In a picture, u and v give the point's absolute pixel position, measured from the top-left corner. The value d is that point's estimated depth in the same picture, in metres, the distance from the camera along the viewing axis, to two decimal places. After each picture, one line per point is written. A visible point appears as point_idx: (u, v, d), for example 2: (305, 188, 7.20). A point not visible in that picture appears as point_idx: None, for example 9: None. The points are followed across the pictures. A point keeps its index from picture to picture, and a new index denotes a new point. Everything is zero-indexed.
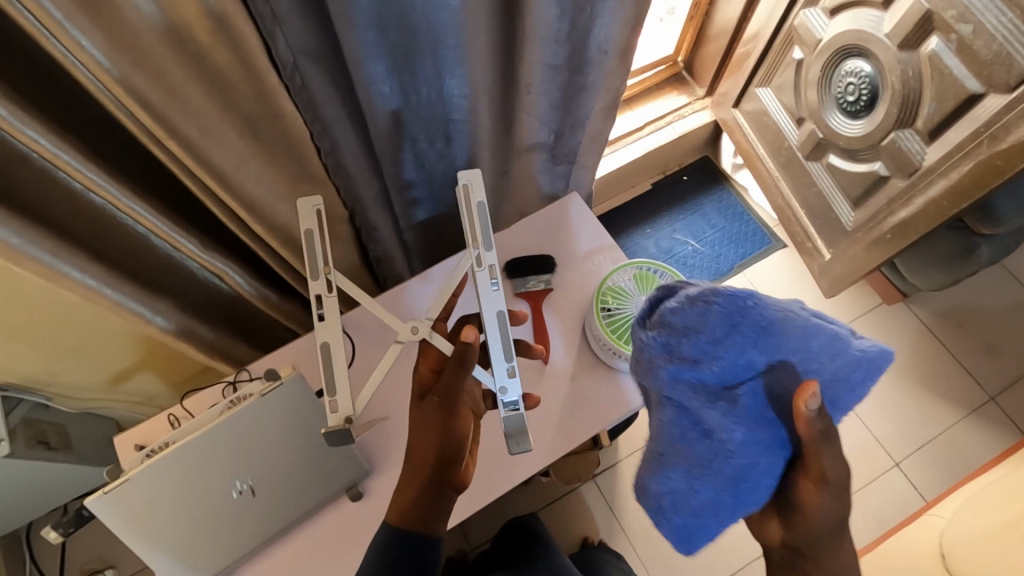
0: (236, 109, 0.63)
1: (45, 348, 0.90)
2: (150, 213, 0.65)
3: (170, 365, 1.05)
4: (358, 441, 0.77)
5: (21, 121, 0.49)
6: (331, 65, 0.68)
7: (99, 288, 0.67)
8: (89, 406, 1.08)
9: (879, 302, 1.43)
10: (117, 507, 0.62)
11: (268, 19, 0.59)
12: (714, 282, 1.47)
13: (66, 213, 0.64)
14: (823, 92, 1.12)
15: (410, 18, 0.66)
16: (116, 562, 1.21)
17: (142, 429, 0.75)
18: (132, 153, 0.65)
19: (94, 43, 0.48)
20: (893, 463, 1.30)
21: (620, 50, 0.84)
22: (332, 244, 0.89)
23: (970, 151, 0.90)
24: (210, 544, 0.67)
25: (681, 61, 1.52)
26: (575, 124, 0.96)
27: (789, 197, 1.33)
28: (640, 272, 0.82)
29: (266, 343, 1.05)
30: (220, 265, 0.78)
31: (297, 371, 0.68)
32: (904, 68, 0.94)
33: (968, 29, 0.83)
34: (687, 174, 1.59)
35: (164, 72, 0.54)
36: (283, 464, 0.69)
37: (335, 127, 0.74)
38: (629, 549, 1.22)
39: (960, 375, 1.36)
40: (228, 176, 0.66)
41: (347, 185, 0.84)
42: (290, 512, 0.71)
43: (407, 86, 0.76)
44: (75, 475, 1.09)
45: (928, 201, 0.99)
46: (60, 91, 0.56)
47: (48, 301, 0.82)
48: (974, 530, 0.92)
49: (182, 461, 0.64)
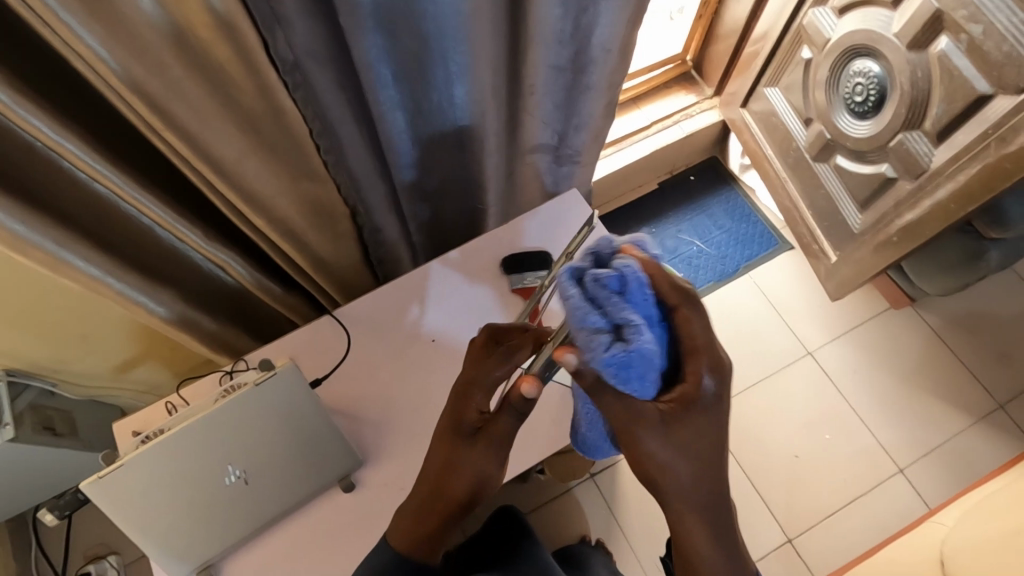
0: (234, 105, 0.63)
1: (49, 336, 0.92)
2: (150, 203, 0.66)
3: (173, 356, 1.07)
4: (353, 434, 0.77)
5: (23, 108, 0.50)
6: (336, 65, 0.68)
7: (101, 277, 0.68)
8: (95, 393, 1.10)
9: (886, 306, 1.42)
10: (110, 494, 0.63)
11: (269, 17, 0.59)
12: (719, 283, 1.46)
13: (70, 202, 0.65)
14: (832, 93, 1.10)
15: (419, 26, 0.66)
16: (119, 548, 1.22)
17: (140, 415, 0.76)
18: (134, 146, 0.66)
19: (91, 33, 0.49)
20: (898, 469, 1.28)
21: (621, 47, 0.84)
22: (332, 239, 0.89)
23: (978, 153, 0.88)
24: (204, 531, 0.69)
25: (690, 60, 1.50)
26: (578, 123, 0.95)
27: (796, 199, 1.31)
28: None
29: (269, 334, 1.06)
30: (221, 257, 0.79)
31: (293, 360, 0.69)
32: (913, 69, 0.93)
33: (978, 29, 0.82)
34: (694, 174, 1.58)
35: (162, 63, 0.55)
36: (278, 455, 0.70)
37: (338, 128, 0.74)
38: (627, 547, 1.20)
39: (967, 381, 1.34)
40: (228, 168, 0.67)
41: (351, 184, 0.84)
42: (284, 500, 0.72)
43: (417, 91, 0.76)
44: (78, 460, 1.10)
45: (936, 205, 0.98)
46: (62, 81, 0.57)
47: (52, 289, 0.83)
48: (976, 539, 0.91)
49: (175, 449, 0.64)
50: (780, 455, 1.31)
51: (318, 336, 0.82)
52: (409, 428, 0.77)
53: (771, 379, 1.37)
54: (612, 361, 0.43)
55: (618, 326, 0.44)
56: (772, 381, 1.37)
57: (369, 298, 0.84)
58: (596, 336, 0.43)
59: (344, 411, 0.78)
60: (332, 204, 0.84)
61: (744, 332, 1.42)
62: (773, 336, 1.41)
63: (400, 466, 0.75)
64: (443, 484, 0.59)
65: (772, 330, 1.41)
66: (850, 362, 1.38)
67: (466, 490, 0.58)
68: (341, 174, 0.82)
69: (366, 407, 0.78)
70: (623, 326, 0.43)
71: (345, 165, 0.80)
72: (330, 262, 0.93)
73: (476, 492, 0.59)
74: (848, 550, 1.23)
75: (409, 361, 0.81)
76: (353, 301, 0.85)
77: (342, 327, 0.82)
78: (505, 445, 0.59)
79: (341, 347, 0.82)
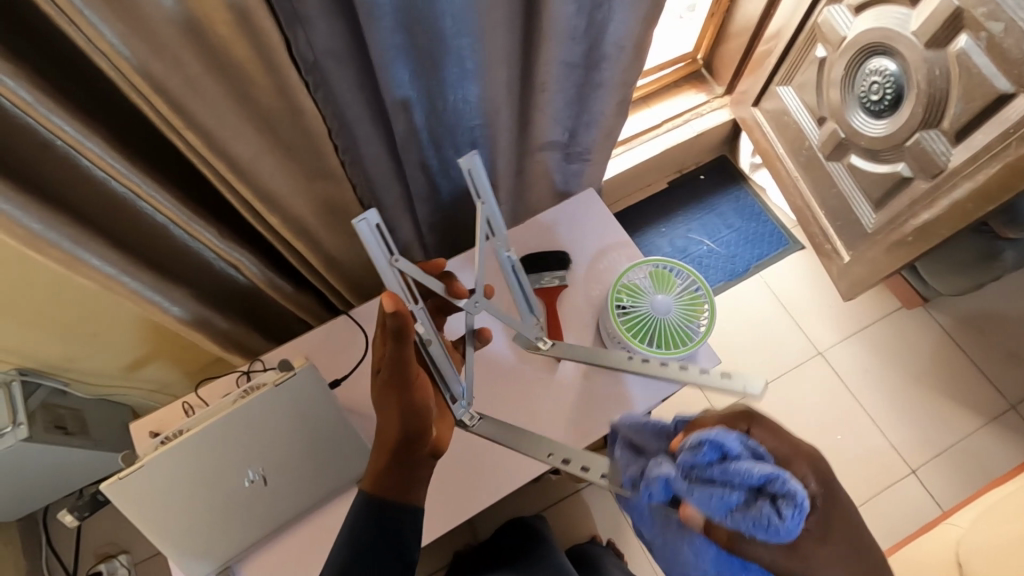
0: (253, 104, 0.63)
1: (62, 335, 0.92)
2: (167, 202, 0.65)
3: (185, 354, 1.06)
4: (370, 435, 0.77)
5: (44, 106, 0.50)
6: (355, 63, 0.68)
7: (117, 276, 0.68)
8: (107, 392, 1.10)
9: (898, 306, 1.41)
10: (129, 496, 0.63)
11: (289, 15, 0.59)
12: (730, 283, 1.45)
13: (87, 201, 0.65)
14: (846, 91, 1.10)
15: (437, 24, 0.66)
16: (130, 547, 1.22)
17: (156, 415, 0.76)
18: (152, 145, 0.65)
19: (114, 31, 0.49)
20: (909, 470, 1.28)
21: (636, 45, 0.84)
22: (346, 238, 0.89)
23: (998, 152, 0.88)
24: (222, 532, 0.68)
25: (700, 58, 1.50)
26: (590, 120, 0.95)
27: (808, 198, 1.30)
28: (656, 269, 0.82)
29: (281, 333, 1.06)
30: (237, 256, 0.79)
31: (310, 361, 0.69)
32: (930, 68, 0.92)
33: (998, 28, 0.82)
34: (704, 173, 1.57)
35: (183, 61, 0.54)
36: (295, 457, 0.70)
37: (355, 127, 0.74)
38: (638, 547, 1.20)
39: (979, 381, 1.33)
40: (246, 167, 0.66)
41: (366, 182, 0.84)
42: (301, 502, 0.71)
43: (433, 90, 0.76)
44: (89, 459, 1.10)
45: (953, 204, 0.97)
46: (82, 78, 0.56)
47: (65, 287, 0.83)
48: (992, 541, 0.91)
49: (194, 450, 0.64)
50: None
51: (334, 336, 0.82)
52: None
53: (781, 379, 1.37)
54: (747, 527, 0.42)
55: (758, 487, 0.43)
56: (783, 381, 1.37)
57: None
58: (754, 513, 0.41)
59: (360, 411, 0.78)
60: (348, 203, 0.84)
61: (755, 332, 1.41)
62: (784, 336, 1.40)
63: None
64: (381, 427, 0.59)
65: (783, 330, 1.41)
66: (861, 362, 1.37)
67: (395, 423, 0.57)
68: (356, 173, 0.81)
69: None
70: (765, 484, 0.42)
71: (360, 163, 0.80)
72: (343, 261, 0.92)
73: (403, 426, 0.57)
74: None
75: None
76: (368, 300, 0.84)
77: (357, 327, 0.82)
78: (409, 370, 0.56)
79: (357, 347, 0.81)
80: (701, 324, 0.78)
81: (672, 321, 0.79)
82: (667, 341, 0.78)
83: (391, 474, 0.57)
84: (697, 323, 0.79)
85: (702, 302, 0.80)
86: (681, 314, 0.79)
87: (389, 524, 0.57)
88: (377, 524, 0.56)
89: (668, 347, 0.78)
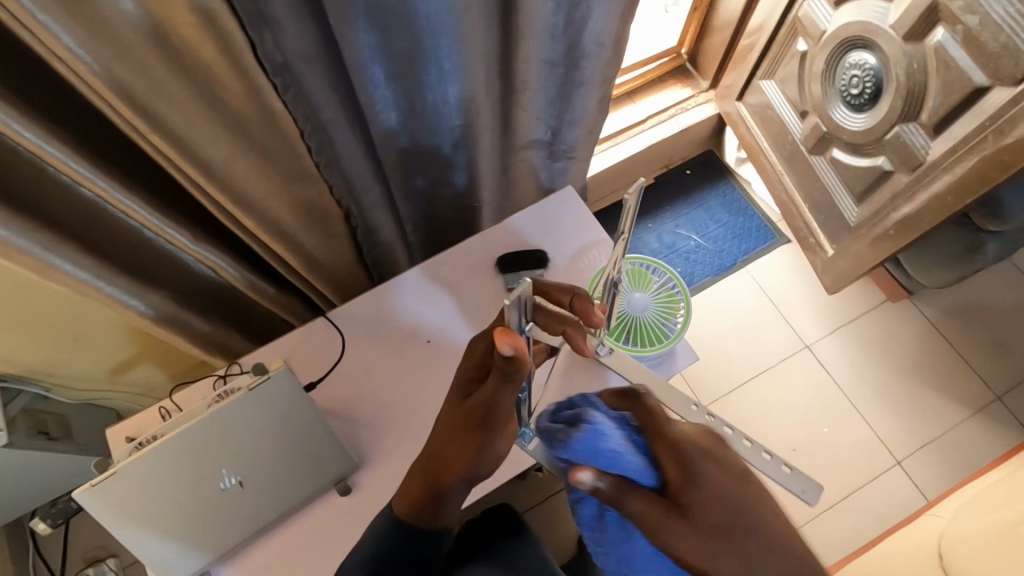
0: (223, 107, 0.62)
1: (41, 340, 0.91)
2: (138, 206, 0.65)
3: (167, 357, 1.06)
4: (349, 436, 0.77)
5: (3, 113, 0.49)
6: (327, 66, 0.67)
7: (90, 281, 0.67)
8: (89, 397, 1.09)
9: (883, 299, 1.41)
10: (103, 502, 0.63)
11: (256, 17, 0.58)
12: (716, 278, 1.45)
13: (58, 206, 0.65)
14: (828, 85, 1.09)
15: (411, 25, 0.65)
16: (118, 551, 1.22)
17: (134, 421, 0.76)
18: (121, 149, 0.65)
19: (72, 36, 0.48)
20: (895, 461, 1.29)
21: (614, 41, 0.83)
22: (325, 240, 0.89)
23: (975, 145, 0.88)
24: (198, 537, 0.68)
25: (685, 53, 1.49)
26: (572, 117, 0.95)
27: (792, 192, 1.30)
28: (633, 268, 0.83)
29: (264, 335, 1.05)
30: (213, 259, 0.78)
31: (287, 364, 0.69)
32: (909, 61, 0.92)
33: (975, 20, 0.81)
34: (691, 168, 1.57)
35: (147, 65, 0.54)
36: (271, 459, 0.69)
37: (330, 129, 0.73)
38: None
39: (964, 373, 1.34)
40: (217, 170, 0.66)
41: (344, 185, 0.83)
42: (280, 504, 0.71)
43: (409, 91, 0.75)
44: (73, 464, 1.10)
45: (932, 197, 0.97)
46: (46, 84, 0.56)
47: (41, 293, 0.82)
48: (973, 533, 0.91)
49: (169, 456, 0.64)
50: (778, 449, 1.31)
51: (312, 339, 0.81)
52: (405, 428, 0.77)
53: (768, 373, 1.37)
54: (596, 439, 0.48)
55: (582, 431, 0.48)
56: (770, 375, 1.37)
57: (364, 300, 0.83)
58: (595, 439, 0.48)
59: (339, 412, 0.78)
60: (326, 205, 0.83)
61: (742, 326, 1.41)
62: (771, 330, 1.41)
63: (396, 466, 0.75)
64: (445, 455, 0.58)
65: (769, 324, 1.41)
66: (847, 355, 1.38)
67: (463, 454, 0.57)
68: (332, 175, 0.81)
69: (361, 408, 0.78)
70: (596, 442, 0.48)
71: (337, 165, 0.79)
72: (324, 262, 0.92)
73: (469, 461, 0.57)
74: (846, 542, 1.23)
75: (405, 363, 0.80)
76: (346, 302, 0.84)
77: (336, 330, 0.82)
78: (500, 414, 0.54)
79: (336, 349, 0.81)
80: (677, 322, 0.78)
81: (648, 319, 0.79)
82: (643, 339, 0.78)
83: (434, 503, 0.59)
84: (673, 320, 0.79)
85: (679, 300, 0.80)
86: (657, 312, 0.79)
87: (409, 551, 0.60)
88: (406, 543, 0.60)
89: (644, 345, 0.77)
